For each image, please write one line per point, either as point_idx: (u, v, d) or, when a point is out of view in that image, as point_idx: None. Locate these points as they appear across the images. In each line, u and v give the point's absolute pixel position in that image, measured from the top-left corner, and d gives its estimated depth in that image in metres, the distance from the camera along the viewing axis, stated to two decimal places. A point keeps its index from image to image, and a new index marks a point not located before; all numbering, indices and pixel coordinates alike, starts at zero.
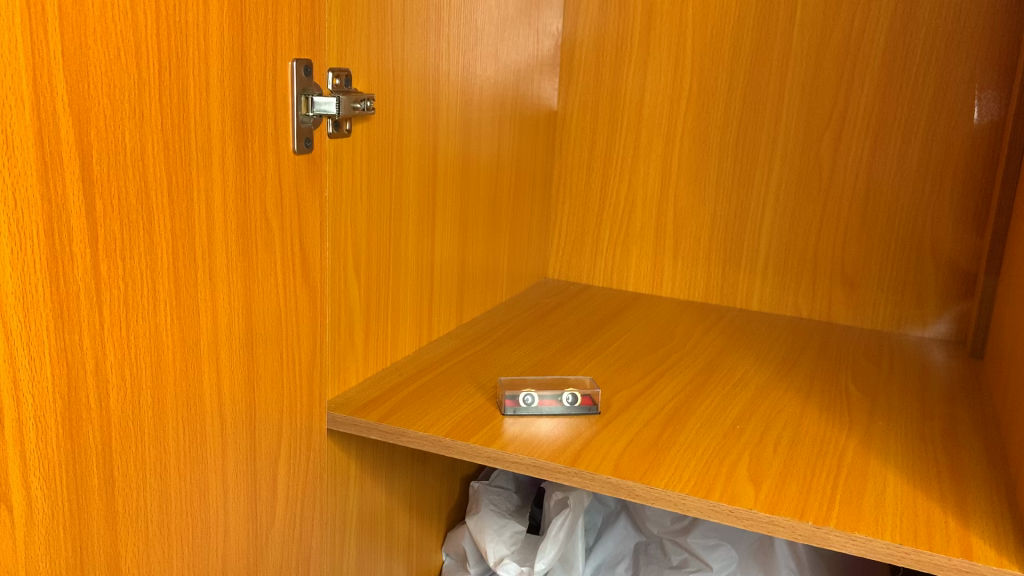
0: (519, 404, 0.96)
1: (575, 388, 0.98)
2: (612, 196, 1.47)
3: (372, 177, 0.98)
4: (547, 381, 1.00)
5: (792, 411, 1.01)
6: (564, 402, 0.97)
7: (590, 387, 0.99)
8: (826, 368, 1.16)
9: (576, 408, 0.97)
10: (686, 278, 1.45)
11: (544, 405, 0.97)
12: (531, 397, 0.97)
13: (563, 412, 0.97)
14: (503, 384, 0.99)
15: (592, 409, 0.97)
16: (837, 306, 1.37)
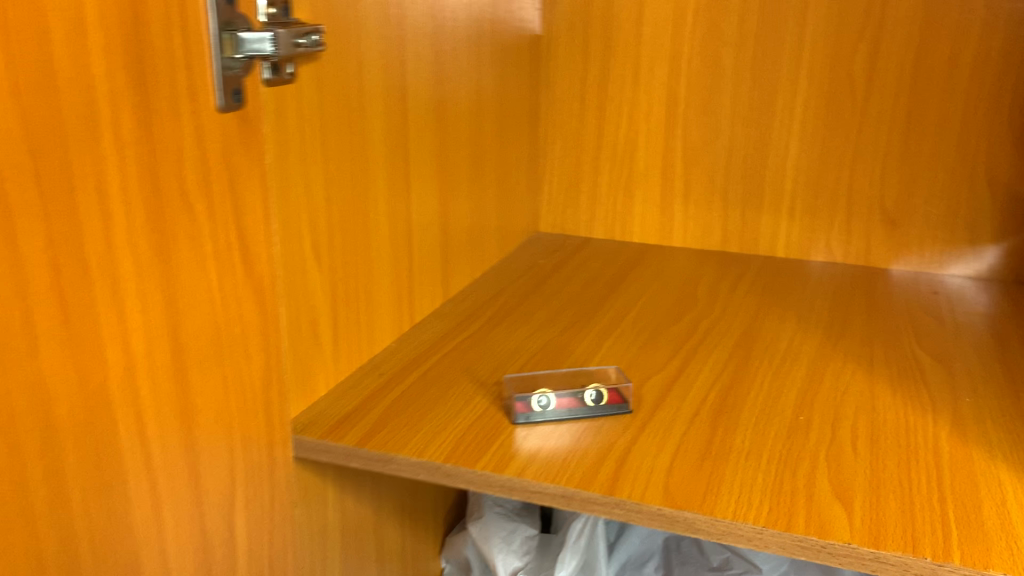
0: (532, 408, 0.77)
1: (599, 385, 0.80)
2: (609, 133, 1.26)
3: (327, 134, 0.77)
4: (565, 378, 0.82)
5: (860, 392, 0.84)
6: (586, 401, 0.79)
7: (617, 382, 0.81)
8: (883, 330, 0.99)
9: (603, 407, 0.78)
10: (700, 225, 1.25)
11: (562, 407, 0.78)
12: (548, 396, 0.78)
13: (587, 415, 0.78)
14: (510, 384, 0.81)
15: (622, 407, 0.79)
16: (876, 249, 1.19)
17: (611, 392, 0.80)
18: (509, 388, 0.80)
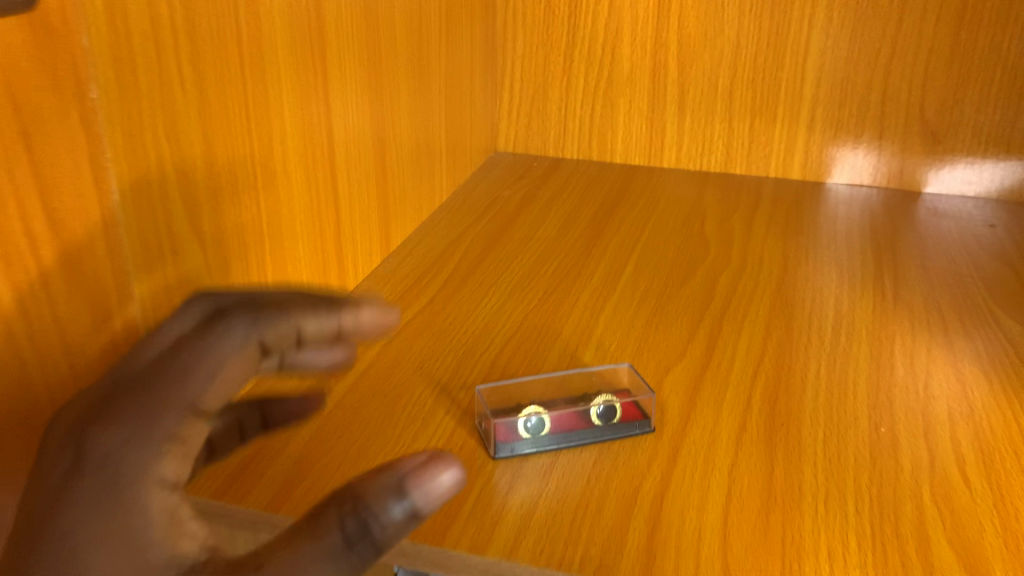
0: (521, 432, 0.55)
1: (608, 394, 0.59)
2: (584, 25, 1.00)
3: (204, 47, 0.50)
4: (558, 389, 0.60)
5: (947, 382, 0.63)
6: (594, 419, 0.57)
7: (632, 388, 0.59)
8: (945, 284, 0.78)
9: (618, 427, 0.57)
10: (698, 140, 1.02)
11: (561, 429, 0.56)
12: (545, 416, 0.56)
13: (596, 439, 0.56)
14: (485, 397, 0.57)
15: (644, 426, 0.57)
16: (913, 168, 0.97)
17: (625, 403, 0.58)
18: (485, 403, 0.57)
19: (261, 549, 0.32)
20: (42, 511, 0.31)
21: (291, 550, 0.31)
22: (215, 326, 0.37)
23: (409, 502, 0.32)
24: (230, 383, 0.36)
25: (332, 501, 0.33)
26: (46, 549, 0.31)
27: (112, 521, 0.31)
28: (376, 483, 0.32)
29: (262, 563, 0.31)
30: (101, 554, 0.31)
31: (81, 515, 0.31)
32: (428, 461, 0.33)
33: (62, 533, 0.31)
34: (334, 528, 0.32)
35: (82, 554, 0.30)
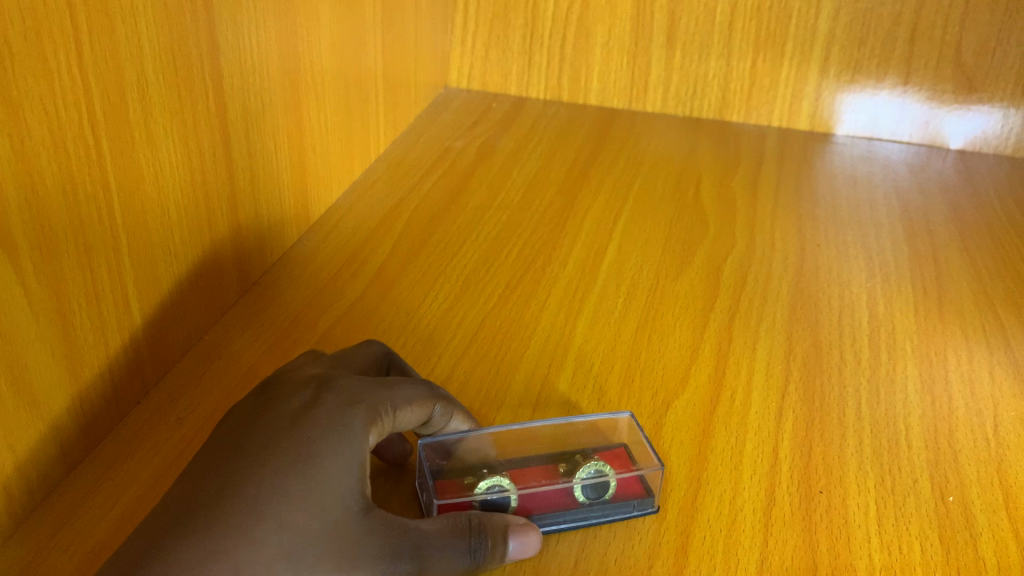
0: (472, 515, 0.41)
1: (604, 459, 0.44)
2: None
3: None
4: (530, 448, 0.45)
5: (1021, 422, 0.49)
6: (580, 495, 0.42)
7: (637, 451, 0.44)
8: (994, 274, 0.64)
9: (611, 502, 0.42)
10: (689, 81, 0.86)
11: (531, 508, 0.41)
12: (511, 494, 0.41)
13: (580, 522, 0.41)
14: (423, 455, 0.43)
15: (645, 505, 0.42)
16: (940, 120, 0.83)
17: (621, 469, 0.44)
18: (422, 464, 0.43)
19: (417, 527, 0.37)
20: (280, 418, 0.38)
21: (440, 536, 0.37)
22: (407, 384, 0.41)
23: (509, 551, 0.38)
24: (400, 423, 0.40)
25: (457, 517, 0.38)
26: (273, 476, 0.35)
27: (335, 445, 0.37)
28: (499, 527, 0.38)
29: (425, 565, 0.36)
30: (310, 493, 0.35)
31: (307, 443, 0.36)
32: (523, 526, 0.39)
33: (293, 451, 0.36)
34: (465, 543, 0.37)
35: (302, 492, 0.35)
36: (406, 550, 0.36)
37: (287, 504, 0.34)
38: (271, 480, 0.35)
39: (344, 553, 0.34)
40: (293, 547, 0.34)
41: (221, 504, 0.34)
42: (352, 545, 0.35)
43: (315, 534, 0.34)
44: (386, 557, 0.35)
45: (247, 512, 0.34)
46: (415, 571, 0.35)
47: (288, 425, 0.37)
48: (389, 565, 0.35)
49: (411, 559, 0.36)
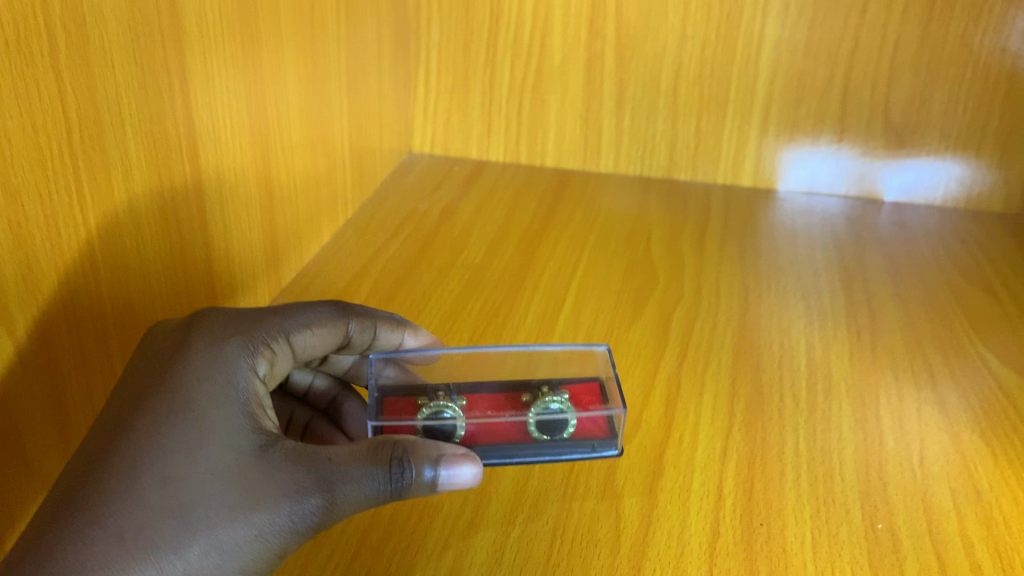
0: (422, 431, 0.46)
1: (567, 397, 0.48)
2: (510, 11, 0.87)
3: None
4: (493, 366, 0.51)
5: (944, 454, 0.54)
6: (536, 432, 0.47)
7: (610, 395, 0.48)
8: (924, 316, 0.69)
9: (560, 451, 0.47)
10: (639, 141, 0.91)
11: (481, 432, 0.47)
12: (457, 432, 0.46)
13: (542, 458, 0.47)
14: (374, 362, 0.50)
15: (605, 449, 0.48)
16: (873, 173, 0.89)
17: (590, 421, 0.48)
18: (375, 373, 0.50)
19: (327, 457, 0.40)
20: (156, 367, 0.41)
21: (349, 465, 0.39)
22: (315, 304, 0.50)
23: (436, 478, 0.40)
24: (297, 341, 0.48)
25: (381, 447, 0.40)
26: (155, 423, 0.38)
27: (212, 393, 0.41)
28: (422, 454, 0.40)
29: (334, 496, 0.39)
30: (194, 435, 0.38)
31: (185, 391, 0.40)
32: (461, 456, 0.41)
33: (174, 407, 0.39)
34: (384, 471, 0.39)
35: (185, 438, 0.38)
36: (310, 481, 0.39)
37: (172, 446, 0.38)
38: (153, 435, 0.38)
39: (240, 491, 0.38)
40: (182, 486, 0.37)
41: (103, 456, 0.37)
42: (247, 486, 0.38)
43: (205, 479, 0.37)
44: (287, 490, 0.38)
45: (129, 461, 0.37)
46: (321, 502, 0.38)
47: (165, 373, 0.41)
48: (295, 499, 0.38)
49: (316, 490, 0.39)
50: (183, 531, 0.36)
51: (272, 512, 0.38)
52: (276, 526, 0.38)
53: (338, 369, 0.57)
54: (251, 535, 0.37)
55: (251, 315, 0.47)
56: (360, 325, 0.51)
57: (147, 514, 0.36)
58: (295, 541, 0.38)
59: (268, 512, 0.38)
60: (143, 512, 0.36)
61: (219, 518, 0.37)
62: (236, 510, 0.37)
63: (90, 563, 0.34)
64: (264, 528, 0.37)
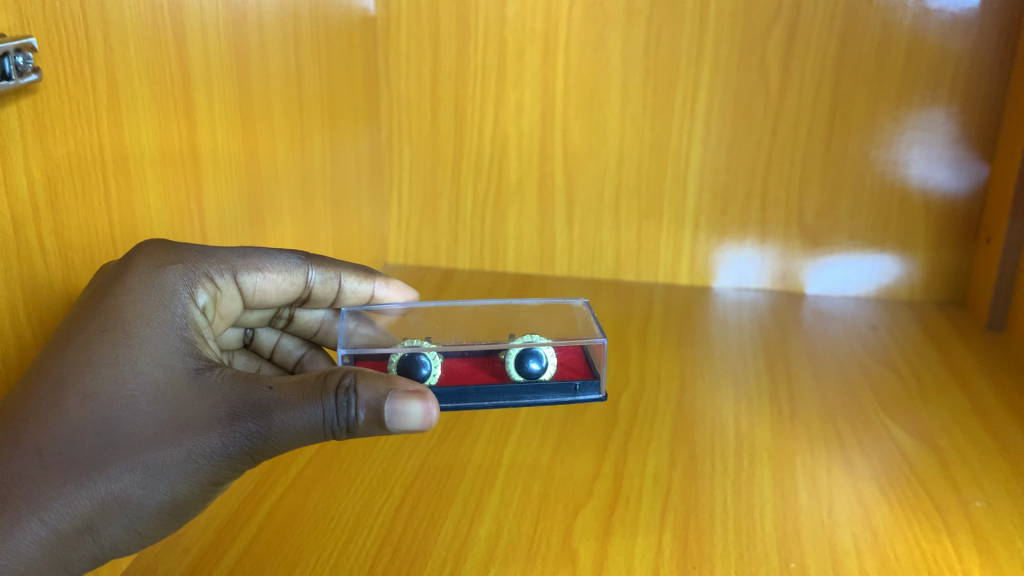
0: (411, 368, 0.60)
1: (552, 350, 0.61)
2: (471, 140, 1.00)
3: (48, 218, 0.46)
4: (478, 324, 0.66)
5: (849, 507, 0.64)
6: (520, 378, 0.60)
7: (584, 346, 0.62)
8: (837, 393, 0.80)
9: (543, 396, 0.60)
10: (588, 248, 1.03)
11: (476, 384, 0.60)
12: (436, 372, 0.61)
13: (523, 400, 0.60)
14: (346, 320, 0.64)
15: (580, 397, 0.61)
16: (794, 271, 1.01)
17: (568, 369, 0.61)
18: (354, 326, 0.63)
19: (262, 392, 0.46)
20: (98, 296, 0.48)
21: (285, 401, 0.46)
22: (282, 251, 0.59)
23: (376, 413, 0.46)
24: (249, 279, 0.57)
25: (322, 382, 0.46)
26: (96, 351, 0.45)
27: (151, 329, 0.47)
28: (366, 391, 0.46)
29: (265, 422, 0.45)
30: (131, 366, 0.45)
31: (127, 325, 0.47)
32: (411, 393, 0.47)
33: (115, 333, 0.46)
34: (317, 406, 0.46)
35: (123, 369, 0.45)
36: (244, 409, 0.45)
37: (109, 374, 0.45)
38: (96, 360, 0.45)
39: (172, 415, 0.45)
40: (114, 407, 0.44)
41: (48, 374, 0.44)
42: (182, 410, 0.45)
43: (136, 400, 0.44)
44: (221, 416, 0.45)
45: (70, 383, 0.44)
46: (251, 429, 0.45)
47: (108, 301, 0.47)
48: (225, 426, 0.45)
49: (249, 417, 0.45)
50: (113, 448, 0.43)
51: (202, 438, 0.45)
52: (206, 449, 0.45)
53: (307, 328, 0.67)
54: (181, 455, 0.44)
55: (199, 251, 0.54)
56: (322, 272, 0.62)
57: (81, 428, 0.43)
58: (225, 463, 0.45)
59: (197, 437, 0.45)
60: (74, 427, 0.43)
61: (149, 438, 0.44)
62: (167, 433, 0.44)
63: (22, 469, 0.42)
64: (193, 449, 0.45)
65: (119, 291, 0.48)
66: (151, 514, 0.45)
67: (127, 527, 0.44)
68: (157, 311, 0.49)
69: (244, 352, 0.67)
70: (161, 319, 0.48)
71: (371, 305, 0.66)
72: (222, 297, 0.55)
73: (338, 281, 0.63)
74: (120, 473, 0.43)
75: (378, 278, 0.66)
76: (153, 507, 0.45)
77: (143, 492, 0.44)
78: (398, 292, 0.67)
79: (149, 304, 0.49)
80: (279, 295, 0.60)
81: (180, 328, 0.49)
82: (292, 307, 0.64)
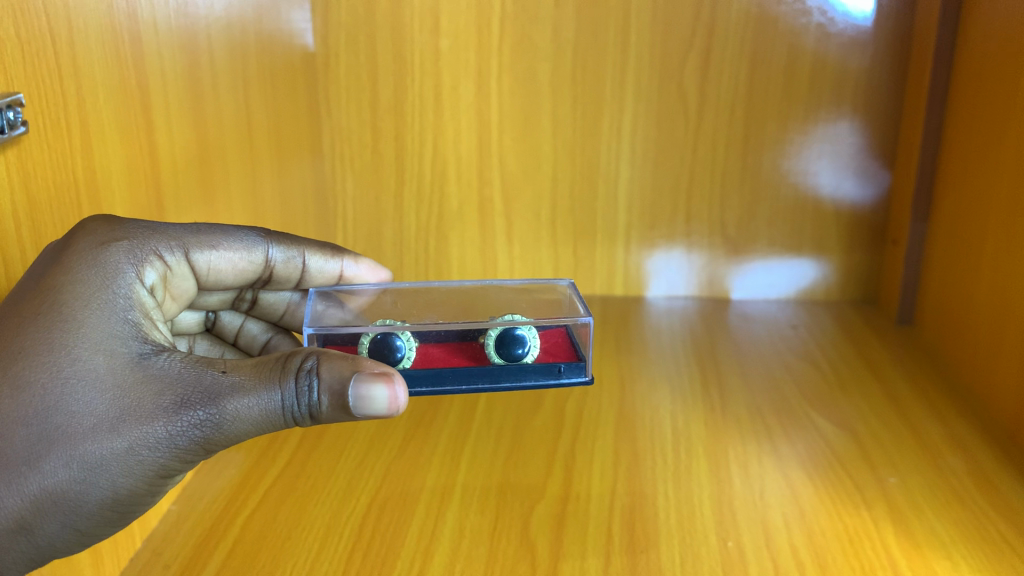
0: (384, 349, 0.65)
1: (531, 334, 0.66)
2: (412, 167, 1.05)
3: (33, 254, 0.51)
4: (455, 306, 0.72)
5: (777, 489, 0.70)
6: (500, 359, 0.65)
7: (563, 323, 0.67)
8: (764, 388, 0.86)
9: (525, 377, 0.66)
10: (528, 266, 1.08)
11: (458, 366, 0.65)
12: (410, 354, 0.65)
13: (505, 384, 0.65)
14: (315, 300, 0.69)
15: (562, 374, 0.66)
16: (720, 278, 1.08)
17: (546, 354, 0.66)
18: (323, 308, 0.68)
19: (212, 381, 0.48)
20: (40, 278, 0.49)
21: (237, 389, 0.48)
22: (240, 228, 0.62)
23: (330, 400, 0.49)
24: (203, 259, 0.59)
25: (277, 369, 0.49)
26: (41, 334, 0.47)
27: (95, 314, 0.49)
28: (327, 376, 0.49)
29: (216, 410, 0.48)
30: (77, 353, 0.47)
31: (73, 310, 0.48)
32: (377, 375, 0.50)
33: (61, 317, 0.47)
34: (271, 395, 0.49)
35: (68, 355, 0.47)
36: (194, 398, 0.48)
37: (54, 360, 0.46)
38: (34, 349, 0.46)
39: (115, 404, 0.47)
40: (59, 394, 0.46)
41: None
42: (125, 400, 0.47)
43: (82, 387, 0.46)
44: (166, 406, 0.47)
45: (13, 368, 0.45)
46: (201, 417, 0.48)
47: (53, 283, 0.48)
48: (175, 414, 0.47)
49: (198, 406, 0.48)
50: (52, 442, 0.45)
51: (150, 427, 0.47)
52: (149, 439, 0.47)
53: (273, 313, 0.72)
54: (123, 446, 0.47)
55: (147, 230, 0.55)
56: (284, 250, 0.64)
57: (25, 416, 0.45)
58: (173, 450, 0.48)
59: (145, 426, 0.47)
60: (18, 414, 0.45)
61: (89, 430, 0.46)
62: (115, 422, 0.46)
63: None
64: (136, 440, 0.47)
65: (62, 274, 0.49)
66: (92, 507, 0.47)
67: (66, 523, 0.47)
68: (102, 293, 0.50)
69: (207, 335, 0.70)
70: (105, 302, 0.50)
71: (341, 286, 0.70)
72: (174, 276, 0.57)
73: (301, 260, 0.65)
74: (58, 468, 0.45)
75: (348, 256, 0.69)
76: (99, 495, 0.47)
77: (82, 485, 0.46)
78: (369, 270, 0.70)
79: (92, 286, 0.50)
80: (238, 273, 0.62)
81: (125, 311, 0.50)
82: (254, 289, 0.69)
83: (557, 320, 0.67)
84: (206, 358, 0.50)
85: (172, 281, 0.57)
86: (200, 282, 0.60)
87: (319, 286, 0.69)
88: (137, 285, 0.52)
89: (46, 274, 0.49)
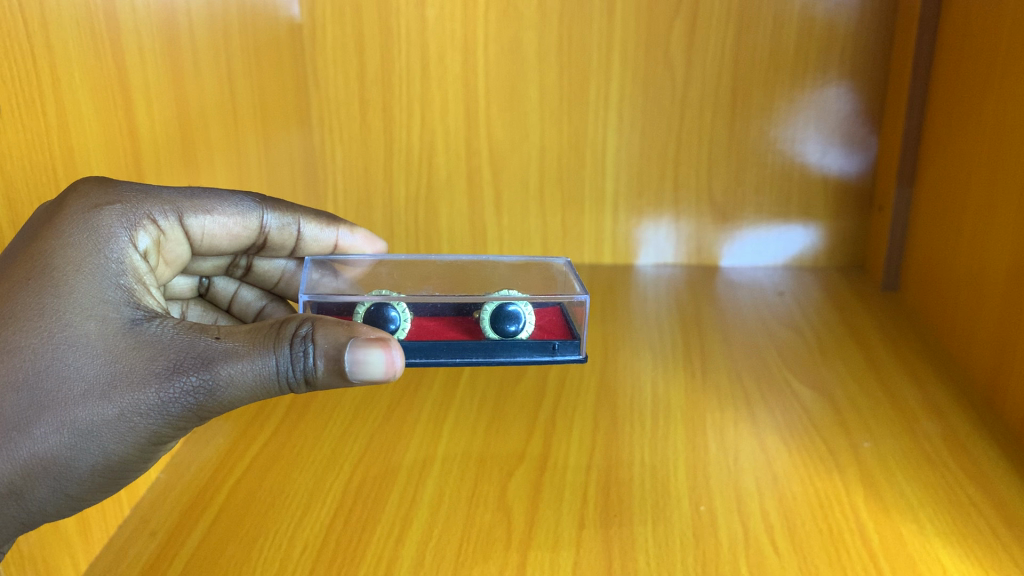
0: (380, 318, 0.66)
1: (526, 311, 0.67)
2: (400, 138, 1.05)
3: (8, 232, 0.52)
4: (450, 279, 0.72)
5: (749, 455, 0.71)
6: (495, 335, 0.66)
7: (559, 300, 0.67)
8: (746, 355, 0.88)
9: (519, 353, 0.66)
10: (517, 235, 1.09)
11: (453, 340, 0.66)
12: (404, 326, 0.66)
13: (500, 358, 0.66)
14: (311, 268, 0.69)
15: (556, 349, 0.66)
16: (708, 245, 1.09)
17: (540, 331, 0.67)
18: (318, 276, 0.69)
19: (206, 346, 0.50)
20: (30, 242, 0.50)
21: (230, 356, 0.50)
22: (235, 194, 0.64)
23: (323, 365, 0.51)
24: (199, 226, 0.61)
25: (272, 336, 0.51)
26: (33, 299, 0.48)
27: (86, 279, 0.50)
28: (322, 341, 0.51)
29: (209, 375, 0.49)
30: (67, 317, 0.48)
31: (65, 275, 0.49)
32: (373, 341, 0.52)
33: (52, 282, 0.49)
34: (265, 360, 0.50)
35: (60, 319, 0.48)
36: (186, 363, 0.49)
37: (46, 325, 0.47)
38: (25, 314, 0.47)
39: (106, 370, 0.48)
40: (50, 358, 0.47)
41: None
42: (116, 365, 0.48)
43: (74, 351, 0.47)
44: (159, 371, 0.49)
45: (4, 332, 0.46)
46: (194, 384, 0.49)
47: (45, 247, 0.50)
48: (168, 379, 0.49)
49: (191, 371, 0.49)
50: (42, 407, 0.46)
51: (143, 393, 0.48)
52: (141, 405, 0.48)
53: (269, 279, 0.73)
54: (114, 412, 0.48)
55: (140, 194, 0.56)
56: (279, 217, 0.66)
57: (16, 380, 0.46)
58: (166, 416, 0.49)
59: (138, 391, 0.48)
60: (10, 379, 0.46)
61: (80, 396, 0.47)
62: (106, 388, 0.48)
63: None
64: (127, 406, 0.48)
65: (53, 239, 0.50)
66: (82, 472, 0.48)
67: (55, 488, 0.48)
68: (92, 259, 0.51)
69: (200, 301, 0.72)
70: (96, 267, 0.51)
71: (337, 254, 0.71)
72: (167, 241, 0.59)
73: (296, 227, 0.68)
74: (48, 433, 0.46)
75: (343, 226, 0.71)
76: (90, 460, 0.48)
77: (73, 451, 0.47)
78: (364, 241, 0.73)
79: (83, 252, 0.51)
80: (232, 238, 0.65)
81: (116, 277, 0.51)
82: (247, 256, 0.71)
83: (553, 299, 0.68)
84: (201, 324, 0.51)
85: (165, 246, 0.59)
86: (194, 247, 0.62)
87: (314, 254, 0.70)
88: (129, 250, 0.54)
89: (37, 238, 0.50)
